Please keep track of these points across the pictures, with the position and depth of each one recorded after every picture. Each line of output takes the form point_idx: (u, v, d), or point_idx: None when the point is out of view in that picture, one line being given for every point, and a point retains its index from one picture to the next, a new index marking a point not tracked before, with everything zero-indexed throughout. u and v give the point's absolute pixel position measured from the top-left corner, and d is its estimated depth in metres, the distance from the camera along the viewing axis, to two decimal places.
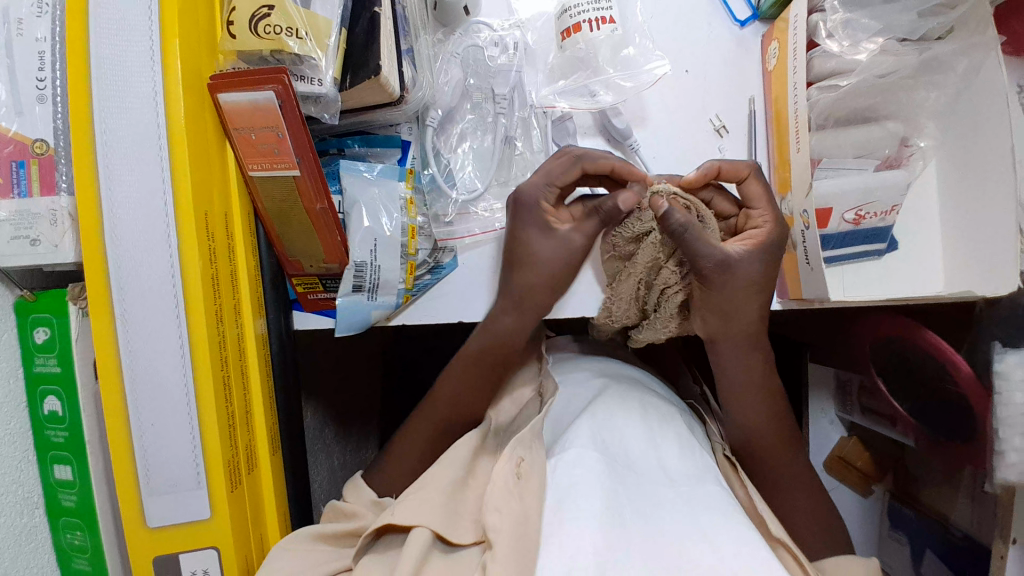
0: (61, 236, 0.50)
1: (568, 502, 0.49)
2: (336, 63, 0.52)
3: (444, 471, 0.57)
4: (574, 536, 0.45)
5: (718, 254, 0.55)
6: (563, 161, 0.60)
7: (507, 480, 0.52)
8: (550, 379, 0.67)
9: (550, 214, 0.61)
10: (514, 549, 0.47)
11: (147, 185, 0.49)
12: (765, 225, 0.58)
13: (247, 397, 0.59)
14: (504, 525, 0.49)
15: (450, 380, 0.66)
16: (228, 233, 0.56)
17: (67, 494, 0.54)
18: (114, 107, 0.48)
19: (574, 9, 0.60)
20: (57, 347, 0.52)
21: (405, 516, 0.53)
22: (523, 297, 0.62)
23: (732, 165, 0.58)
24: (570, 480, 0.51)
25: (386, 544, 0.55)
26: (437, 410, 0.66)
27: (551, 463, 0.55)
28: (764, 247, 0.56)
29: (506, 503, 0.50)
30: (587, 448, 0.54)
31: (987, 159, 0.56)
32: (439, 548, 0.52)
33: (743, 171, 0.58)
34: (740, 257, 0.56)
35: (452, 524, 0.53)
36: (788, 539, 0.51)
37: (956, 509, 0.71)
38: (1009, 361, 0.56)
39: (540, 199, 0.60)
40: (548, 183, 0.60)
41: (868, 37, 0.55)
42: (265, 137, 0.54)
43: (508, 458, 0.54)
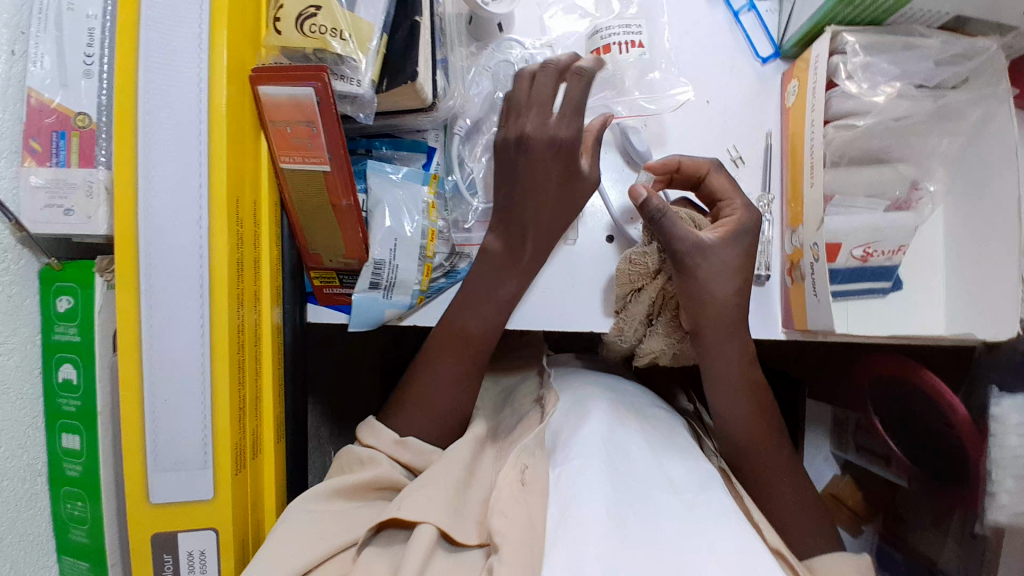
0: (95, 208, 0.51)
1: (569, 509, 0.50)
2: (374, 66, 0.54)
3: (448, 469, 0.57)
4: (579, 540, 0.47)
5: (690, 238, 0.58)
6: (546, 75, 0.60)
7: (512, 488, 0.54)
8: (553, 392, 0.67)
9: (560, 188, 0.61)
10: (524, 547, 0.48)
11: (184, 168, 0.51)
12: (738, 212, 0.61)
13: (259, 384, 0.59)
14: (512, 532, 0.50)
15: (441, 372, 0.64)
16: (256, 221, 0.57)
17: (72, 463, 0.55)
18: (159, 90, 0.50)
19: (605, 31, 0.64)
20: (78, 316, 0.53)
21: (410, 510, 0.53)
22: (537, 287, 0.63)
23: (692, 160, 0.63)
24: (572, 486, 0.52)
25: (385, 538, 0.55)
26: (433, 408, 0.63)
27: (553, 474, 0.55)
28: (740, 236, 0.60)
29: (511, 509, 0.52)
30: (592, 458, 0.54)
31: (993, 206, 0.58)
32: (443, 547, 0.53)
33: (703, 166, 0.63)
34: (715, 242, 0.59)
35: (457, 522, 0.53)
36: (784, 548, 0.53)
37: (943, 554, 0.72)
38: (1004, 405, 0.58)
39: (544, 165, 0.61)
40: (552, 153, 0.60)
41: (887, 81, 0.57)
42: (300, 131, 0.56)
43: (514, 466, 0.56)
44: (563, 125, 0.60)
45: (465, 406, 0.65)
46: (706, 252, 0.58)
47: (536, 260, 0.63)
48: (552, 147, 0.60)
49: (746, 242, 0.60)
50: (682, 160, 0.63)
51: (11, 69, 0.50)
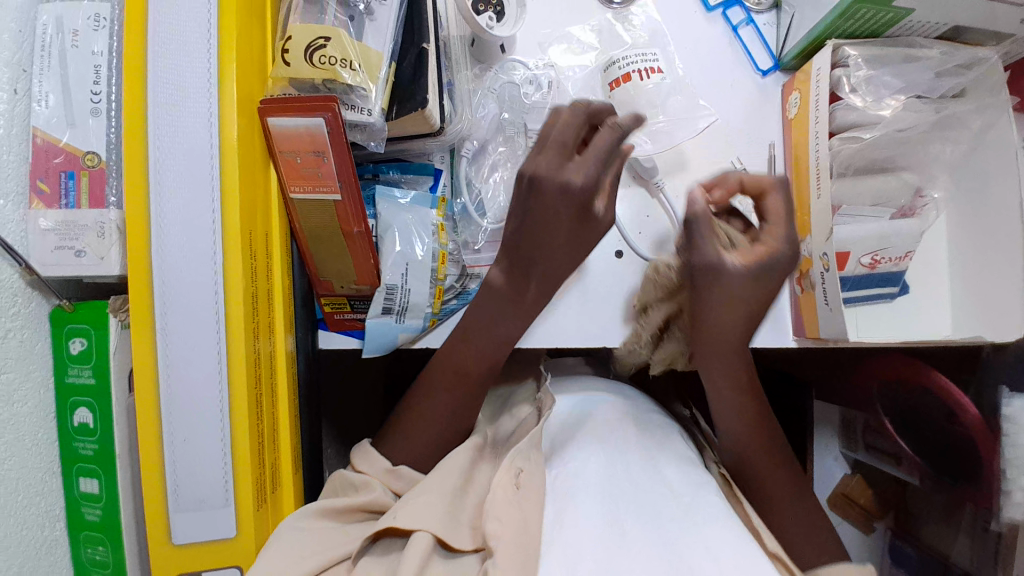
0: (107, 248, 0.51)
1: (563, 519, 0.51)
2: (385, 95, 0.55)
3: (446, 478, 0.57)
4: (571, 541, 0.49)
5: (711, 250, 0.54)
6: (574, 117, 0.56)
7: (507, 491, 0.54)
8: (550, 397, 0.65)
9: (575, 216, 0.58)
10: (517, 550, 0.48)
11: (196, 202, 0.50)
12: (775, 245, 0.55)
13: (275, 418, 0.58)
14: (505, 532, 0.50)
15: (440, 401, 0.63)
16: (268, 253, 0.57)
17: (91, 508, 0.54)
18: (171, 126, 0.50)
19: (623, 61, 0.64)
20: (93, 357, 0.52)
21: (404, 518, 0.52)
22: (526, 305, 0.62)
23: (755, 177, 0.59)
24: (567, 488, 0.55)
25: (382, 547, 0.54)
26: (428, 423, 0.63)
27: (551, 475, 0.58)
28: (765, 270, 0.55)
29: (506, 512, 0.52)
30: (590, 460, 0.58)
31: (996, 209, 0.59)
32: (440, 554, 0.52)
33: (767, 183, 0.58)
34: (733, 266, 0.54)
35: (453, 529, 0.53)
36: (782, 551, 0.51)
37: (955, 548, 0.73)
38: (1015, 404, 0.60)
39: (556, 210, 0.57)
40: (564, 200, 0.56)
41: (890, 94, 0.58)
42: (310, 161, 0.55)
43: (508, 470, 0.56)
44: (578, 171, 0.56)
45: (467, 420, 0.64)
46: (719, 273, 0.54)
47: (544, 289, 0.62)
48: (558, 189, 0.55)
49: (773, 279, 0.56)
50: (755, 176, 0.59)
51: (15, 109, 0.50)
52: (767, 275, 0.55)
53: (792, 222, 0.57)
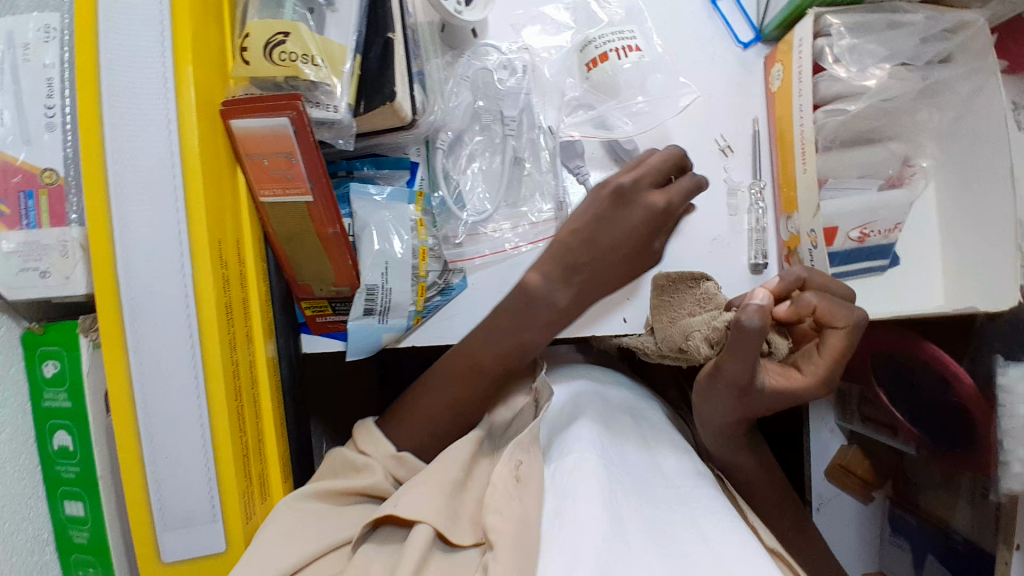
0: (72, 268, 0.48)
1: (565, 508, 0.50)
2: (351, 90, 0.52)
3: (445, 468, 0.56)
4: (573, 538, 0.46)
5: (747, 374, 0.53)
6: (670, 155, 0.60)
7: (506, 484, 0.54)
8: (545, 382, 0.62)
9: (638, 236, 0.60)
10: (515, 548, 0.47)
11: (160, 213, 0.48)
12: (807, 380, 0.56)
13: (260, 427, 0.57)
14: (505, 526, 0.49)
15: (447, 394, 0.63)
16: (241, 260, 0.55)
17: (80, 531, 0.53)
18: (128, 135, 0.47)
19: (599, 40, 0.62)
20: (68, 380, 0.50)
21: (405, 508, 0.52)
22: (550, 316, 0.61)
23: (830, 308, 0.54)
24: (570, 483, 0.52)
25: (382, 534, 0.55)
26: (436, 409, 0.63)
27: (549, 470, 0.56)
28: (789, 396, 0.56)
29: (506, 505, 0.52)
30: (588, 453, 0.55)
31: (987, 176, 0.58)
32: (439, 547, 0.53)
33: (837, 322, 0.54)
34: (762, 388, 0.55)
35: (452, 522, 0.53)
36: (781, 549, 0.55)
37: (956, 516, 0.77)
38: (1011, 374, 0.59)
39: (630, 224, 0.60)
40: (640, 222, 0.60)
41: (874, 62, 0.56)
42: (278, 163, 0.53)
43: (508, 461, 0.55)
44: (661, 196, 0.59)
45: (473, 411, 0.64)
46: (749, 391, 0.55)
47: (577, 299, 0.62)
48: (643, 210, 0.59)
49: (789, 402, 0.57)
50: (829, 282, 0.55)
51: None
52: (789, 400, 0.56)
53: (836, 364, 0.55)
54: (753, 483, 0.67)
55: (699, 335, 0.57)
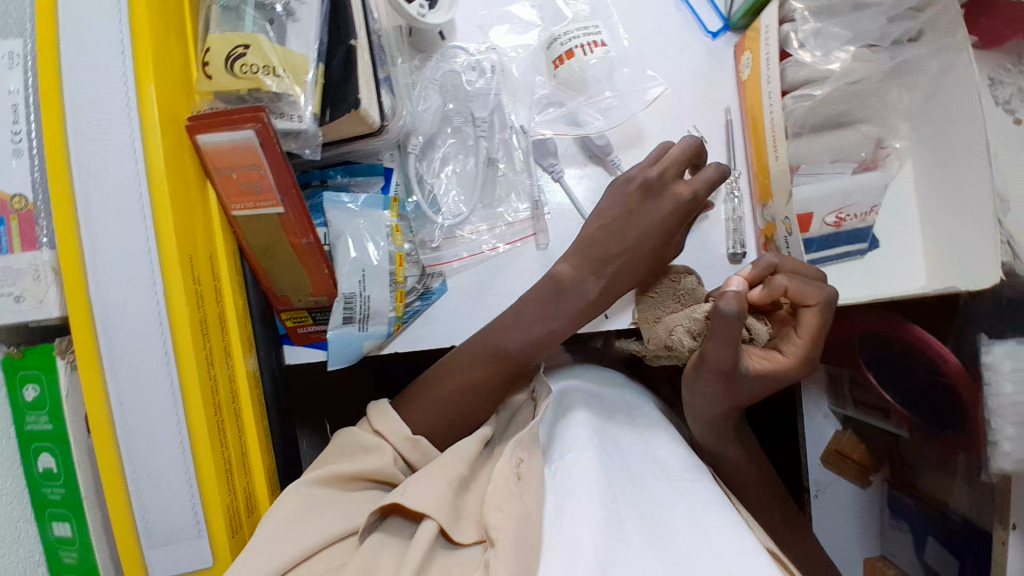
0: (45, 290, 0.49)
1: (567, 504, 0.50)
2: (314, 97, 0.52)
3: (452, 463, 0.57)
4: (570, 534, 0.47)
5: (730, 361, 0.54)
6: (691, 144, 0.59)
7: (507, 482, 0.54)
8: (545, 382, 0.64)
9: (669, 230, 0.60)
10: (516, 547, 0.48)
11: (129, 232, 0.48)
12: (790, 359, 0.57)
13: (243, 440, 0.57)
14: (506, 524, 0.51)
15: (467, 375, 0.63)
16: (214, 274, 0.55)
17: (69, 552, 0.53)
18: (93, 156, 0.47)
19: (564, 37, 0.62)
20: (48, 404, 0.50)
21: (411, 501, 0.52)
22: (559, 301, 0.61)
23: (801, 287, 0.56)
24: (570, 480, 0.52)
25: (391, 525, 0.55)
26: (452, 391, 0.63)
27: (549, 471, 0.56)
28: (775, 377, 0.56)
29: (506, 503, 0.53)
30: (586, 450, 0.55)
31: (960, 154, 0.57)
32: (442, 544, 0.54)
33: (811, 299, 0.55)
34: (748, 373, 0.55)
35: (455, 520, 0.53)
36: (776, 549, 0.52)
37: (954, 497, 0.73)
38: (996, 352, 0.59)
39: (656, 219, 0.59)
40: (666, 216, 0.59)
41: (839, 45, 0.56)
42: (247, 175, 0.53)
43: (509, 459, 0.56)
44: (685, 188, 0.59)
45: (484, 404, 0.64)
46: (735, 377, 0.55)
47: (607, 290, 0.62)
48: (671, 203, 0.59)
49: (776, 385, 0.58)
50: (800, 266, 0.57)
51: None
52: (777, 383, 0.57)
53: (817, 340, 0.56)
54: (745, 474, 0.67)
55: (682, 331, 0.58)
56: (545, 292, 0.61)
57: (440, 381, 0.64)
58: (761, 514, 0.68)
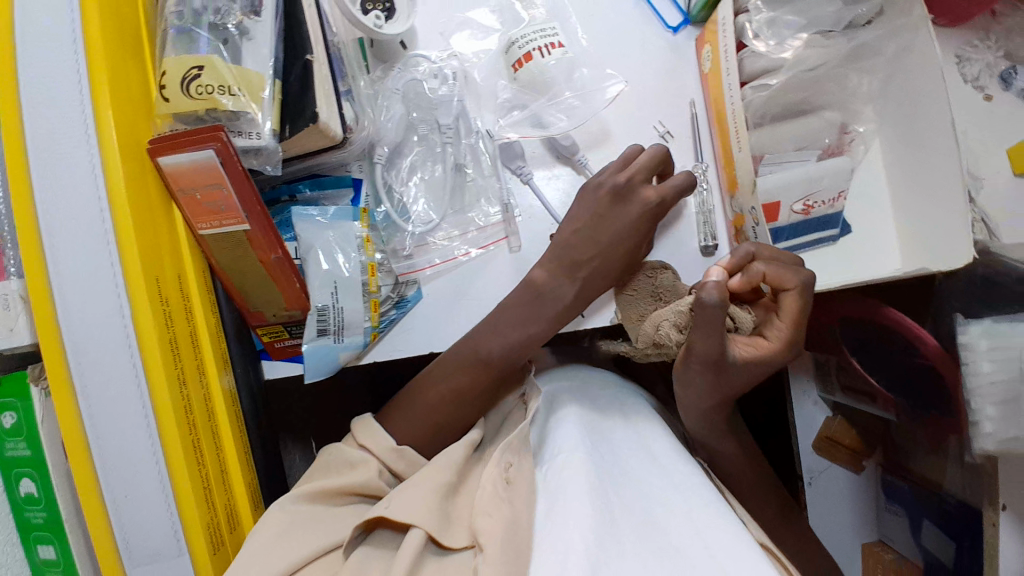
0: (15, 318, 0.49)
1: (559, 505, 0.49)
2: (273, 113, 0.52)
3: (439, 472, 0.56)
4: (556, 532, 0.46)
5: (716, 351, 0.51)
6: (657, 148, 0.60)
7: (496, 487, 0.55)
8: (534, 384, 0.64)
9: (638, 233, 0.60)
10: (506, 550, 0.48)
11: (94, 256, 0.49)
12: (775, 343, 0.55)
13: (221, 456, 0.58)
14: (494, 528, 0.50)
15: (452, 381, 0.63)
16: (184, 294, 0.55)
17: (54, 574, 0.54)
18: (52, 183, 0.48)
19: (522, 40, 0.62)
20: (25, 430, 0.51)
21: (399, 511, 0.52)
22: (539, 301, 0.61)
23: (778, 271, 0.54)
24: (559, 483, 0.51)
25: (377, 538, 0.54)
26: (438, 398, 0.64)
27: (540, 472, 0.55)
28: (762, 363, 0.55)
29: (495, 508, 0.52)
30: (577, 450, 0.54)
31: (924, 135, 0.57)
32: (432, 551, 0.53)
33: (790, 283, 0.53)
34: (734, 362, 0.54)
35: (445, 525, 0.53)
36: (767, 539, 0.52)
37: (947, 478, 0.72)
38: (971, 331, 0.58)
39: (626, 223, 0.59)
40: (636, 220, 0.59)
41: (793, 33, 0.56)
42: (211, 195, 0.54)
43: (497, 464, 0.56)
44: (653, 191, 0.59)
45: (470, 411, 0.64)
46: (722, 367, 0.53)
47: (582, 294, 0.61)
48: (639, 207, 0.59)
49: (764, 372, 0.56)
50: (776, 252, 0.56)
51: None
52: (764, 369, 0.55)
53: (798, 323, 0.55)
54: (732, 465, 0.67)
55: (669, 326, 0.55)
56: (523, 297, 0.61)
57: (427, 388, 0.65)
58: (754, 505, 0.67)
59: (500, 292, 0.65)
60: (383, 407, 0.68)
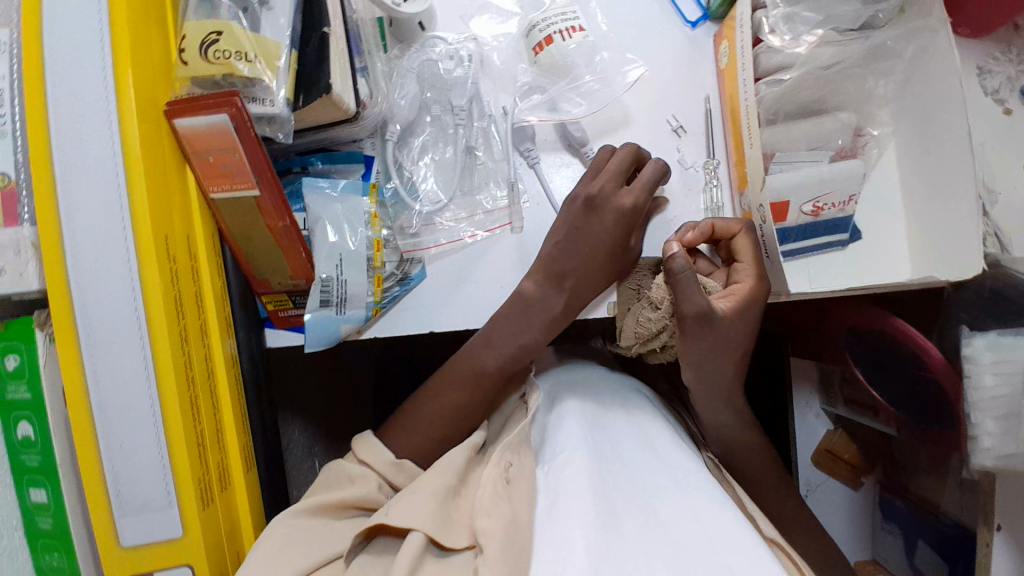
0: (25, 264, 0.51)
1: (560, 503, 0.49)
2: (287, 82, 0.54)
3: (438, 476, 0.56)
4: (558, 528, 0.46)
5: (701, 303, 0.52)
6: (627, 153, 0.60)
7: (496, 485, 0.53)
8: (533, 383, 0.64)
9: (620, 237, 0.61)
10: (506, 552, 0.47)
11: (106, 211, 0.50)
12: (748, 281, 0.55)
13: (218, 416, 0.59)
14: (494, 528, 0.49)
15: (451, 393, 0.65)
16: (192, 255, 0.57)
17: (44, 517, 0.56)
18: (71, 138, 0.49)
19: (543, 23, 0.63)
20: (26, 374, 0.53)
21: (397, 517, 0.52)
22: (525, 311, 0.62)
23: (724, 221, 0.58)
24: (562, 481, 0.51)
25: (379, 546, 0.55)
26: (439, 414, 0.64)
27: (541, 473, 0.54)
28: (748, 304, 0.55)
29: (494, 507, 0.51)
30: (579, 449, 0.53)
31: (940, 142, 0.57)
32: (433, 552, 0.52)
33: (735, 227, 0.57)
34: (723, 313, 0.54)
35: (445, 526, 0.52)
36: (781, 539, 0.51)
37: (944, 498, 0.71)
38: (977, 344, 0.57)
39: (604, 231, 0.60)
40: (613, 229, 0.60)
41: (809, 29, 0.56)
42: (223, 159, 0.55)
43: (497, 464, 0.55)
44: (628, 197, 0.60)
45: (472, 416, 0.65)
46: (711, 320, 0.54)
47: (572, 302, 0.63)
48: (613, 214, 0.60)
49: (751, 318, 0.56)
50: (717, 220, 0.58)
51: None
52: (754, 311, 0.56)
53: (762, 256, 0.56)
54: (727, 464, 0.66)
55: (648, 313, 0.59)
56: (514, 307, 0.62)
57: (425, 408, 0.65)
58: (770, 502, 0.65)
59: (503, 276, 0.65)
60: (387, 420, 0.68)
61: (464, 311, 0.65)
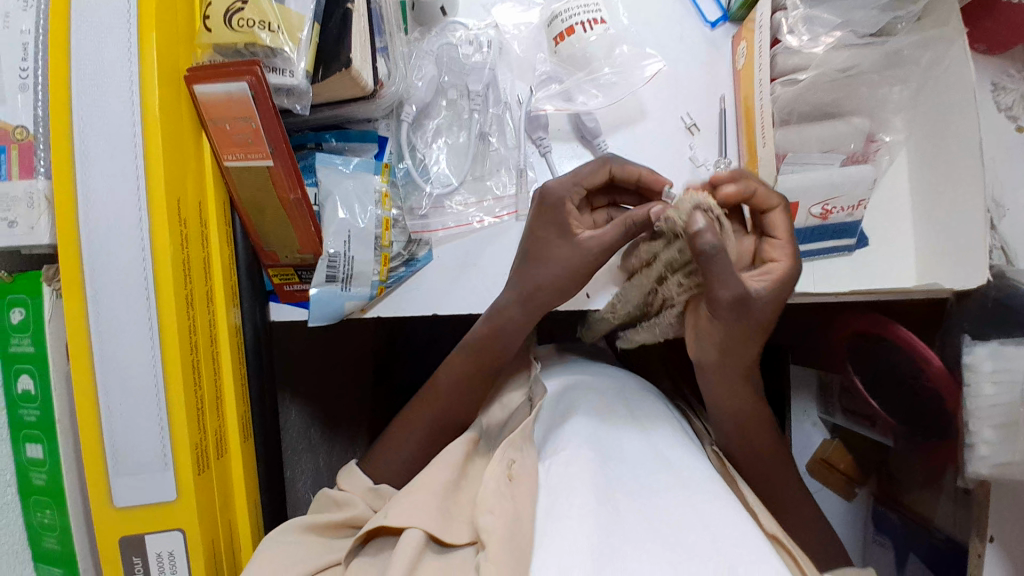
0: (37, 218, 0.51)
1: (559, 504, 0.48)
2: (308, 55, 0.54)
3: (435, 473, 0.55)
4: (557, 524, 0.46)
5: (736, 288, 0.48)
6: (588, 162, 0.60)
7: (499, 482, 0.51)
8: (540, 384, 0.63)
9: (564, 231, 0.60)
10: (509, 548, 0.46)
11: (121, 171, 0.51)
12: (783, 260, 0.53)
13: (218, 383, 0.59)
14: (497, 526, 0.47)
15: (452, 386, 0.65)
16: (202, 222, 0.57)
17: (38, 473, 0.56)
18: (92, 96, 0.50)
19: (565, 14, 0.63)
20: (31, 327, 0.53)
21: (396, 518, 0.51)
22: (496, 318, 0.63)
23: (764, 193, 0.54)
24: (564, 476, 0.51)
25: (374, 547, 0.53)
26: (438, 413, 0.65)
27: (543, 467, 0.54)
28: (784, 280, 0.51)
29: (498, 505, 0.49)
30: (582, 449, 0.53)
31: (950, 151, 0.57)
32: (432, 549, 0.51)
33: (773, 201, 0.54)
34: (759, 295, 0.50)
35: (445, 523, 0.51)
36: (782, 535, 0.51)
37: (937, 513, 0.71)
38: (978, 353, 0.57)
39: (537, 225, 0.61)
40: (553, 223, 0.60)
41: (827, 31, 0.55)
42: (239, 127, 0.55)
43: (499, 461, 0.53)
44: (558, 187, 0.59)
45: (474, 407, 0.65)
46: (749, 304, 0.49)
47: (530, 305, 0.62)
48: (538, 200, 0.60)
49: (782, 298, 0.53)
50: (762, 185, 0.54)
51: None
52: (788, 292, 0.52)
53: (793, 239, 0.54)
54: None
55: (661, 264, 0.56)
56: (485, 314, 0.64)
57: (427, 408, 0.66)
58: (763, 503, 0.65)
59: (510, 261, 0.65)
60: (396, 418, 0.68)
61: (468, 295, 0.65)
